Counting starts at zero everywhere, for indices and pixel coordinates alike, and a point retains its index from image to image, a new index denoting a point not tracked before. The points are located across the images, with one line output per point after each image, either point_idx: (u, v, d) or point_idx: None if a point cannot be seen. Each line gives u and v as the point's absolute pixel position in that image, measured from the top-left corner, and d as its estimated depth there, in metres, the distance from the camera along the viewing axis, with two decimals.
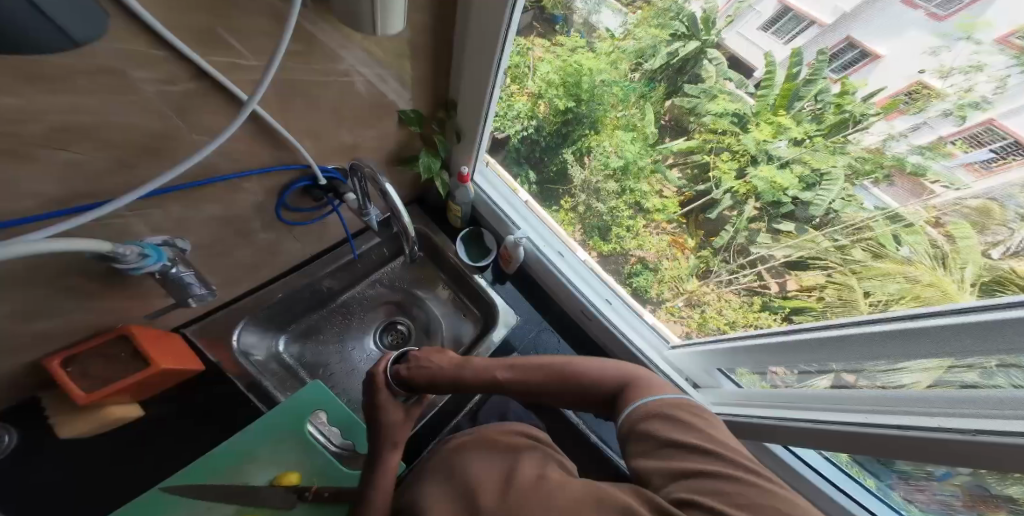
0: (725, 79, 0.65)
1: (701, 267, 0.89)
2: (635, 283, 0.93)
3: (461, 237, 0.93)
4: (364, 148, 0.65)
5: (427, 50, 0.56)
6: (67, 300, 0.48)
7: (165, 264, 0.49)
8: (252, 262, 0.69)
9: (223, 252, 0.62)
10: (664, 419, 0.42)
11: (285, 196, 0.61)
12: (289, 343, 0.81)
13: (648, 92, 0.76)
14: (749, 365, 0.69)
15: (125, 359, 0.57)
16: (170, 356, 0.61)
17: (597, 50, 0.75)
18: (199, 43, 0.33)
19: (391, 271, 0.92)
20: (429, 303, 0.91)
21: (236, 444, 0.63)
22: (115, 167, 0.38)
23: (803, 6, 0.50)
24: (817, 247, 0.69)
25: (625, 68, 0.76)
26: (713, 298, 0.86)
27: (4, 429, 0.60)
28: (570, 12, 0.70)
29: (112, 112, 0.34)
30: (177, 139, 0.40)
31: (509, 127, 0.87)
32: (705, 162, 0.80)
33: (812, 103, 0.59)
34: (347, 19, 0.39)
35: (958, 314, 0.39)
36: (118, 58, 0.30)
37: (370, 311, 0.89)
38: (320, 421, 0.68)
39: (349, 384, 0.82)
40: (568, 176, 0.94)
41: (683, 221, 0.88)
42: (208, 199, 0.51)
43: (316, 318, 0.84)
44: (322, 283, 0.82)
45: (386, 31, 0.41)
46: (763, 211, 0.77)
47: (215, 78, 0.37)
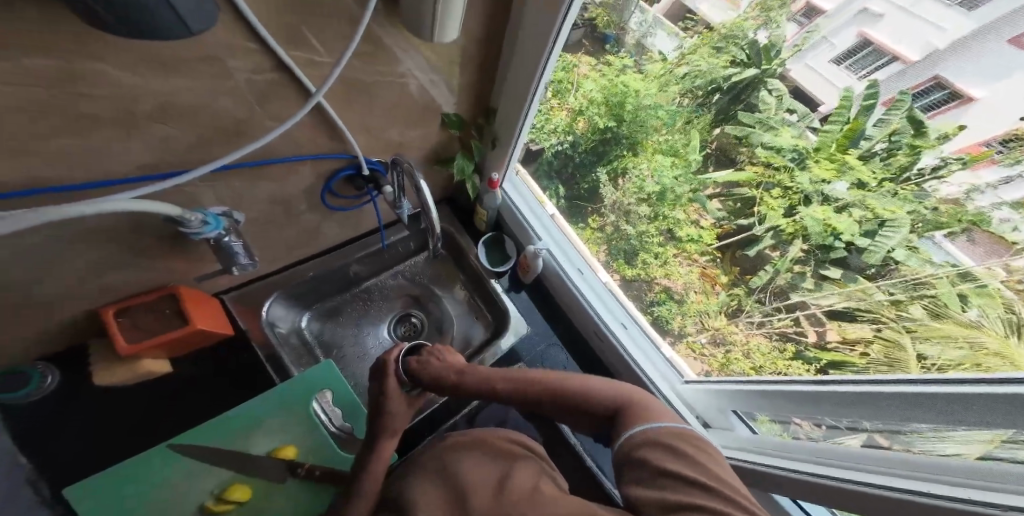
0: (787, 109, 0.67)
1: (731, 306, 0.84)
2: (657, 312, 0.92)
3: (484, 240, 0.96)
4: (406, 147, 0.69)
5: (477, 59, 0.59)
6: (129, 258, 0.53)
7: (221, 232, 0.52)
8: (289, 242, 0.73)
9: (266, 230, 0.66)
10: (664, 448, 0.41)
11: (331, 183, 0.64)
12: (311, 320, 0.84)
13: (693, 116, 0.79)
14: (770, 411, 0.67)
15: (168, 315, 0.62)
16: (206, 319, 0.65)
17: (646, 72, 0.77)
18: (286, 40, 0.37)
19: (414, 265, 0.94)
20: (446, 301, 0.93)
21: (242, 412, 0.66)
22: (195, 144, 0.42)
23: (883, 40, 0.50)
24: (870, 299, 0.65)
25: (672, 91, 0.78)
26: (743, 338, 0.82)
27: (49, 370, 0.64)
28: (624, 32, 0.72)
29: (202, 94, 0.37)
30: (251, 124, 0.44)
31: (544, 140, 0.90)
32: (751, 196, 0.78)
33: (885, 142, 0.60)
34: (410, 25, 0.42)
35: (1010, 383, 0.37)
36: (218, 46, 0.33)
37: (389, 300, 0.92)
38: (325, 400, 0.70)
39: (359, 369, 0.85)
40: (599, 195, 0.94)
41: (717, 255, 0.85)
42: (263, 180, 0.55)
43: (339, 300, 0.88)
44: (350, 268, 0.85)
45: (441, 38, 0.44)
46: (810, 253, 0.73)
47: (292, 71, 0.40)
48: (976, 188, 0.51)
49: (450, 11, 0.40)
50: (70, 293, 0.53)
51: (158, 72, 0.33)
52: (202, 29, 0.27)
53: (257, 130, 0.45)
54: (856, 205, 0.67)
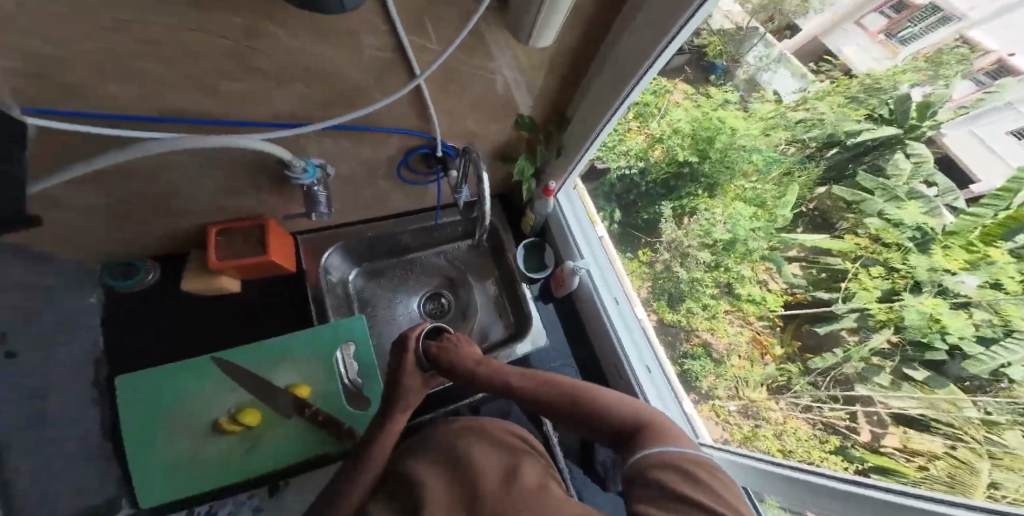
0: (923, 180, 0.88)
1: (779, 381, 0.78)
2: (688, 365, 0.82)
3: (525, 244, 0.92)
4: (481, 138, 0.71)
5: (572, 67, 0.58)
6: (232, 188, 0.60)
7: (312, 181, 0.58)
8: (358, 203, 0.79)
9: (343, 189, 0.72)
10: (680, 473, 0.39)
11: (407, 158, 0.68)
12: (358, 276, 0.90)
13: (800, 168, 0.92)
14: (784, 498, 0.57)
15: (252, 243, 0.70)
16: (280, 253, 0.72)
17: (751, 110, 0.86)
18: (410, 25, 0.39)
19: (456, 249, 0.97)
20: (476, 290, 0.94)
21: (274, 344, 0.73)
22: (308, 104, 0.47)
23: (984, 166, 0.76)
24: (955, 416, 0.63)
25: (783, 140, 0.93)
26: (778, 418, 0.75)
27: (151, 268, 0.74)
28: (734, 65, 0.77)
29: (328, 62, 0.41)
30: (358, 94, 0.47)
31: (612, 160, 0.85)
32: (842, 271, 0.85)
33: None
34: (510, 26, 0.43)
35: None
36: (355, 22, 0.37)
37: (426, 276, 0.95)
38: (347, 352, 0.75)
39: (384, 331, 0.89)
40: (658, 228, 0.90)
41: (778, 324, 0.82)
42: (351, 144, 0.59)
43: (384, 264, 0.92)
44: (401, 238, 0.90)
45: (537, 43, 0.44)
46: (899, 348, 0.75)
47: (407, 54, 0.43)
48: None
49: (554, 17, 0.40)
50: (184, 206, 0.62)
51: (299, 37, 0.37)
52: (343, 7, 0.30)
53: (361, 101, 0.49)
54: (981, 305, 0.72)
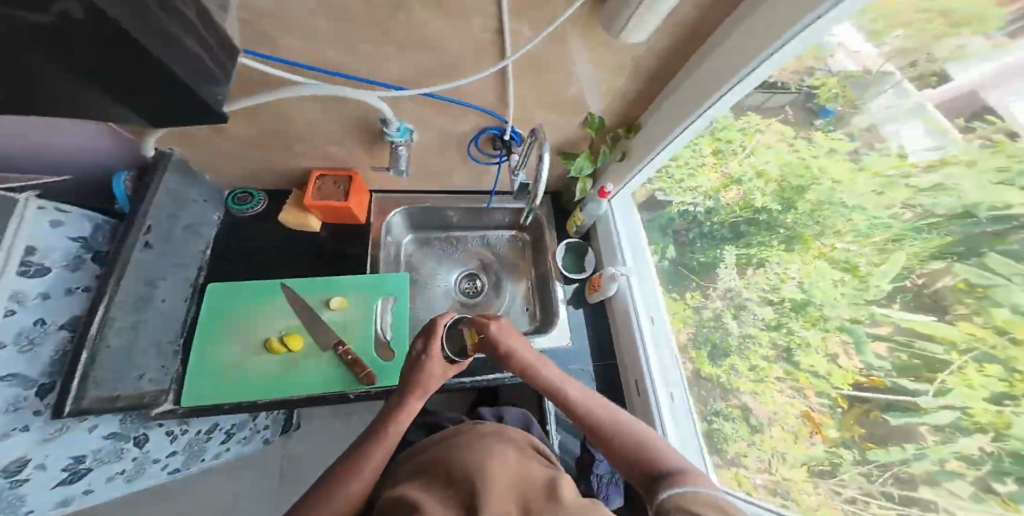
0: None
1: (827, 465, 0.70)
2: (715, 427, 0.89)
3: (566, 244, 1.06)
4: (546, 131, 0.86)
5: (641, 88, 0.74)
6: (342, 135, 0.80)
7: (402, 141, 0.78)
8: (440, 172, 0.97)
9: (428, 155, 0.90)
10: (705, 501, 0.40)
11: (477, 135, 0.85)
12: (410, 242, 1.10)
13: (921, 236, 0.57)
14: None
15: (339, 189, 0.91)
16: (360, 205, 0.91)
17: (862, 164, 0.63)
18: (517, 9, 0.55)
19: (498, 238, 1.15)
20: (512, 286, 1.12)
21: (333, 280, 0.90)
22: (399, 56, 0.62)
23: None
24: None
25: (911, 207, 0.58)
26: (815, 504, 0.70)
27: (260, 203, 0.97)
28: (855, 111, 0.63)
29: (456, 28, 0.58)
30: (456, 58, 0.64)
31: (676, 193, 1.00)
32: (944, 386, 0.56)
33: None
34: (609, 17, 0.56)
35: None
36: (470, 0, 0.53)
37: (466, 258, 1.13)
38: (386, 306, 0.89)
39: (424, 300, 1.07)
40: (716, 275, 0.92)
41: (842, 407, 0.67)
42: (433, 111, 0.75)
43: (432, 236, 1.12)
44: (451, 213, 1.07)
45: (628, 39, 0.58)
46: (973, 464, 0.53)
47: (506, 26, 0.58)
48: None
49: (642, 23, 0.54)
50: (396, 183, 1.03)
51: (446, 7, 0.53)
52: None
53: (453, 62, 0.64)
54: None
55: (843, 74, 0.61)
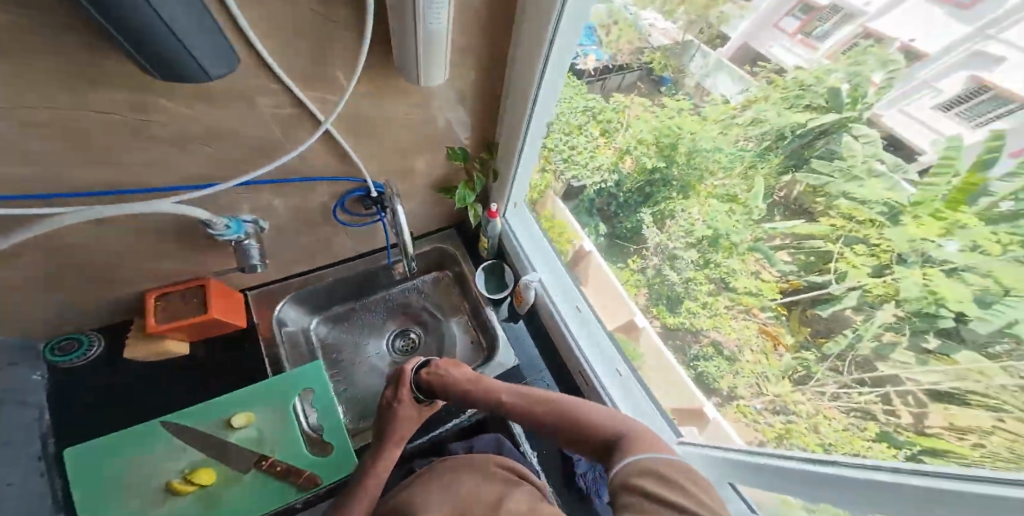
0: (877, 159, 0.70)
1: (798, 370, 0.91)
2: (702, 369, 1.12)
3: (484, 267, 1.35)
4: (402, 175, 1.05)
5: (484, 106, 0.93)
6: (181, 243, 0.94)
7: (239, 234, 0.91)
8: (314, 246, 1.18)
9: (295, 234, 1.10)
10: (653, 476, 0.54)
11: (342, 199, 1.03)
12: (320, 324, 1.30)
13: (760, 162, 0.91)
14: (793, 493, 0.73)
15: (193, 304, 1.07)
16: (223, 310, 1.08)
17: (705, 115, 0.97)
18: (304, 84, 0.68)
19: (422, 284, 1.41)
20: (450, 324, 1.37)
21: (227, 398, 1.06)
22: (220, 155, 0.76)
23: (999, 82, 0.50)
24: (985, 383, 0.61)
25: (738, 139, 0.93)
26: (812, 410, 0.88)
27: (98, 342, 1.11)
28: (682, 75, 0.98)
29: (253, 118, 0.71)
30: (282, 143, 0.79)
31: (586, 177, 1.27)
32: (826, 251, 0.83)
33: (1011, 203, 0.54)
34: (402, 70, 0.69)
35: (969, 480, 0.46)
36: (249, 87, 0.65)
37: (388, 319, 1.36)
38: (306, 401, 1.09)
39: (352, 373, 1.26)
40: (642, 234, 1.18)
41: (782, 312, 0.94)
42: (290, 190, 0.93)
43: (346, 310, 1.34)
44: (376, 276, 1.33)
45: (429, 81, 0.71)
46: (905, 320, 0.71)
47: (304, 101, 0.71)
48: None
49: (431, 65, 0.66)
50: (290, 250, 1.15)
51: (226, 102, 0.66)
52: (225, 67, 0.56)
53: (281, 141, 0.78)
54: (969, 270, 0.61)
55: (661, 49, 0.96)
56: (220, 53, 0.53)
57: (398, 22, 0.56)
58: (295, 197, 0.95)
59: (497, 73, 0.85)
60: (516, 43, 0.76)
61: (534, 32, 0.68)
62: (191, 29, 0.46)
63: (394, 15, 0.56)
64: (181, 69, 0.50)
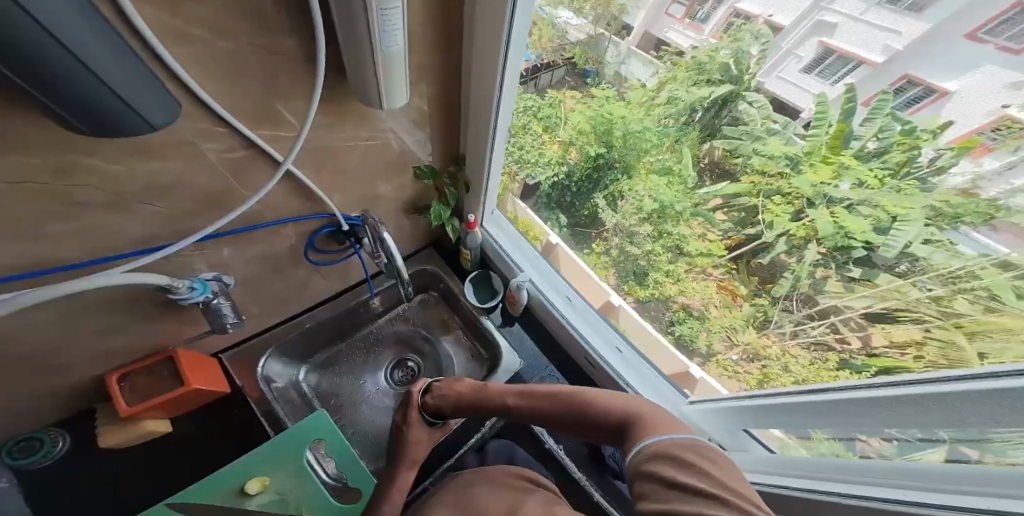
0: (770, 120, 0.83)
1: (759, 317, 1.01)
2: (680, 332, 1.16)
3: (471, 279, 1.16)
4: (379, 202, 0.85)
5: (445, 133, 0.78)
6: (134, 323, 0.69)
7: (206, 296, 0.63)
8: (284, 295, 0.90)
9: (262, 285, 0.83)
10: (666, 459, 0.49)
11: (313, 239, 0.80)
12: (308, 373, 1.02)
13: (682, 134, 1.00)
14: (788, 426, 0.73)
15: (166, 378, 0.78)
16: (200, 378, 0.80)
17: (629, 98, 1.01)
18: (251, 121, 0.52)
19: (408, 311, 1.16)
20: (444, 343, 1.13)
21: (236, 466, 0.79)
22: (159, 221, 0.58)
23: (846, 48, 0.62)
24: (906, 298, 0.72)
25: (659, 118, 1.01)
26: (779, 352, 0.97)
27: (61, 437, 0.82)
28: (602, 65, 0.99)
29: (202, 166, 0.54)
30: (239, 189, 0.60)
31: (539, 173, 1.21)
32: (751, 205, 0.95)
33: (877, 141, 0.68)
34: (359, 95, 0.53)
35: (969, 380, 0.44)
36: (191, 133, 0.49)
37: (382, 350, 1.10)
38: (319, 451, 0.85)
39: (352, 417, 1.00)
40: (600, 219, 1.21)
41: (732, 267, 1.05)
42: (255, 240, 0.70)
43: (335, 351, 1.07)
44: (352, 315, 1.04)
45: (391, 104, 0.55)
46: (829, 256, 0.84)
47: (259, 144, 0.55)
48: (982, 175, 0.56)
49: (393, 84, 0.51)
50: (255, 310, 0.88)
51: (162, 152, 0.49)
52: (166, 120, 0.43)
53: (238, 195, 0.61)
54: (863, 204, 0.76)
55: (579, 43, 0.94)
56: (157, 98, 0.41)
57: (352, 34, 0.43)
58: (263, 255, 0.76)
59: (451, 104, 0.72)
60: (465, 71, 0.64)
61: (482, 58, 0.58)
62: (120, 75, 0.35)
63: (344, 22, 0.42)
64: (101, 112, 0.36)
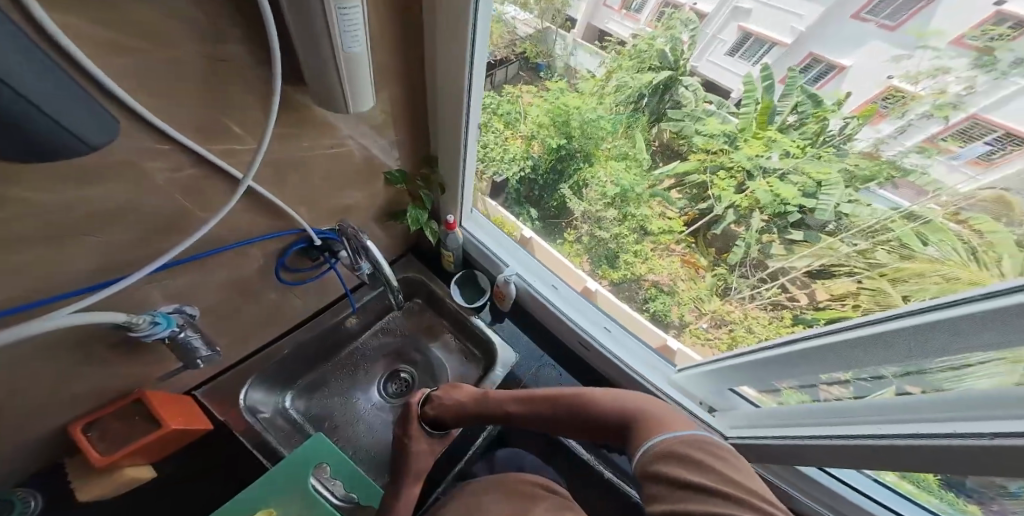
0: (706, 101, 0.96)
1: (719, 286, 1.07)
2: (654, 308, 1.13)
3: (455, 280, 1.00)
4: (353, 211, 0.72)
5: (411, 139, 0.69)
6: (75, 396, 0.54)
7: (175, 330, 0.53)
8: (259, 321, 0.75)
9: (230, 313, 0.67)
10: (674, 458, 0.44)
11: (285, 256, 0.66)
12: (295, 399, 0.87)
13: (634, 120, 1.08)
14: (756, 380, 0.73)
15: (139, 421, 0.60)
16: (180, 417, 0.63)
17: (580, 89, 1.03)
18: (203, 136, 0.38)
19: (391, 321, 0.99)
20: (434, 349, 0.98)
21: (240, 502, 0.65)
22: (85, 273, 0.41)
23: (768, 33, 0.73)
24: (837, 252, 0.84)
25: (610, 104, 1.06)
26: (741, 315, 1.02)
27: (31, 493, 0.61)
28: (552, 59, 0.98)
29: (137, 193, 0.38)
30: (185, 215, 0.44)
31: (505, 168, 1.10)
32: (703, 182, 1.06)
33: (795, 114, 0.84)
34: (321, 99, 0.40)
35: (925, 312, 0.44)
36: (133, 153, 0.35)
37: (373, 362, 0.96)
38: (323, 475, 0.70)
39: (354, 438, 0.87)
40: (568, 209, 1.18)
41: (692, 240, 1.12)
42: (215, 266, 0.56)
43: (322, 372, 0.91)
44: (337, 330, 0.90)
45: (358, 106, 0.43)
46: (771, 222, 0.98)
47: (214, 162, 0.41)
48: (881, 139, 0.71)
49: (359, 82, 0.39)
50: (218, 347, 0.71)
51: (73, 185, 0.33)
52: (106, 140, 0.30)
53: (192, 222, 0.46)
54: (791, 172, 0.92)
55: (528, 37, 0.87)
56: (90, 111, 0.28)
57: (304, 25, 0.31)
58: (228, 284, 0.61)
59: (415, 107, 0.63)
60: (428, 76, 0.57)
61: (447, 66, 0.53)
62: (38, 80, 0.23)
63: (292, 8, 0.30)
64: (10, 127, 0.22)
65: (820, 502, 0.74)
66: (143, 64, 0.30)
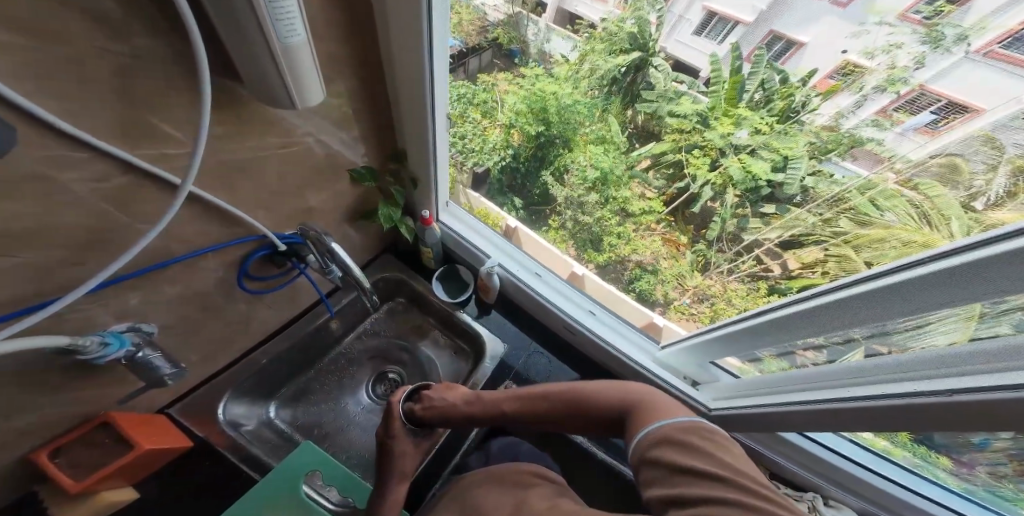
0: (677, 80, 0.95)
1: (700, 262, 1.11)
2: (638, 287, 1.12)
3: (436, 276, 0.98)
4: (318, 212, 0.70)
5: (374, 132, 0.67)
6: (32, 421, 0.51)
7: (129, 349, 0.51)
8: (228, 334, 0.73)
9: (196, 327, 0.65)
10: (677, 446, 0.44)
11: (247, 265, 0.63)
12: (280, 409, 0.85)
13: (607, 105, 1.14)
14: (738, 352, 0.75)
15: (108, 445, 0.58)
16: (152, 438, 0.61)
17: (557, 74, 1.03)
18: (125, 140, 0.36)
19: (376, 322, 0.99)
20: (422, 347, 0.98)
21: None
22: (15, 298, 0.38)
23: (730, 14, 0.74)
24: (807, 223, 0.87)
25: (586, 88, 1.11)
26: (722, 288, 1.03)
27: None
28: (524, 45, 0.91)
29: (63, 207, 0.36)
30: (120, 228, 0.42)
31: (486, 159, 1.04)
32: (680, 161, 1.12)
33: (762, 93, 0.86)
34: (264, 97, 0.38)
35: (885, 276, 0.45)
36: (44, 166, 0.32)
37: (359, 365, 0.95)
38: (317, 482, 0.70)
39: (347, 443, 0.86)
40: (551, 196, 1.20)
41: (672, 220, 1.17)
42: (168, 279, 0.54)
43: (305, 380, 0.90)
44: (317, 335, 0.88)
45: (308, 101, 0.41)
46: (744, 198, 1.05)
47: (146, 169, 0.39)
48: (841, 112, 0.74)
49: (302, 76, 0.37)
50: (186, 365, 0.69)
51: None
52: None
53: (131, 235, 0.43)
54: (760, 147, 1.00)
55: (500, 23, 0.79)
56: None
57: (233, 18, 0.30)
58: (186, 297, 0.59)
59: (377, 99, 0.61)
60: (387, 65, 0.55)
61: (403, 54, 0.51)
62: None
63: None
64: None
65: (805, 466, 0.77)
66: (40, 64, 0.27)
